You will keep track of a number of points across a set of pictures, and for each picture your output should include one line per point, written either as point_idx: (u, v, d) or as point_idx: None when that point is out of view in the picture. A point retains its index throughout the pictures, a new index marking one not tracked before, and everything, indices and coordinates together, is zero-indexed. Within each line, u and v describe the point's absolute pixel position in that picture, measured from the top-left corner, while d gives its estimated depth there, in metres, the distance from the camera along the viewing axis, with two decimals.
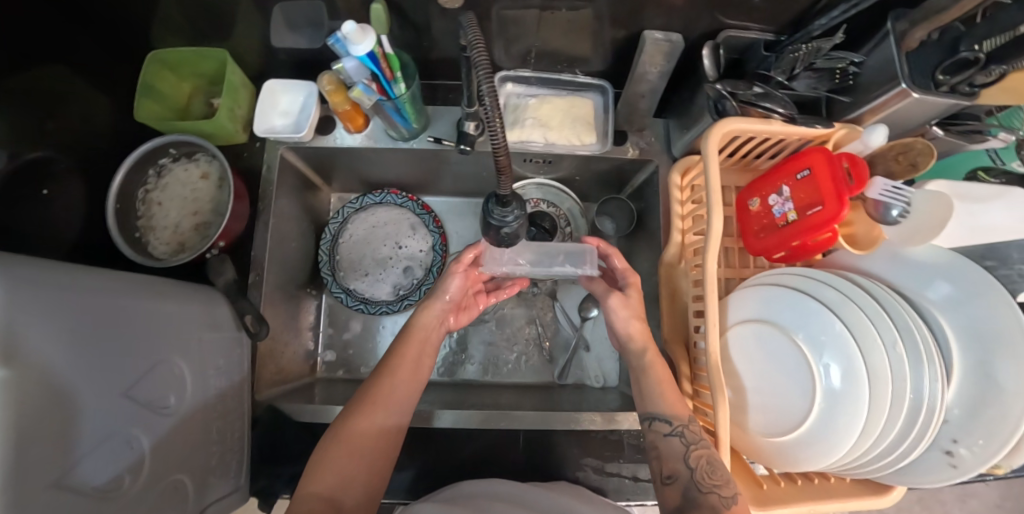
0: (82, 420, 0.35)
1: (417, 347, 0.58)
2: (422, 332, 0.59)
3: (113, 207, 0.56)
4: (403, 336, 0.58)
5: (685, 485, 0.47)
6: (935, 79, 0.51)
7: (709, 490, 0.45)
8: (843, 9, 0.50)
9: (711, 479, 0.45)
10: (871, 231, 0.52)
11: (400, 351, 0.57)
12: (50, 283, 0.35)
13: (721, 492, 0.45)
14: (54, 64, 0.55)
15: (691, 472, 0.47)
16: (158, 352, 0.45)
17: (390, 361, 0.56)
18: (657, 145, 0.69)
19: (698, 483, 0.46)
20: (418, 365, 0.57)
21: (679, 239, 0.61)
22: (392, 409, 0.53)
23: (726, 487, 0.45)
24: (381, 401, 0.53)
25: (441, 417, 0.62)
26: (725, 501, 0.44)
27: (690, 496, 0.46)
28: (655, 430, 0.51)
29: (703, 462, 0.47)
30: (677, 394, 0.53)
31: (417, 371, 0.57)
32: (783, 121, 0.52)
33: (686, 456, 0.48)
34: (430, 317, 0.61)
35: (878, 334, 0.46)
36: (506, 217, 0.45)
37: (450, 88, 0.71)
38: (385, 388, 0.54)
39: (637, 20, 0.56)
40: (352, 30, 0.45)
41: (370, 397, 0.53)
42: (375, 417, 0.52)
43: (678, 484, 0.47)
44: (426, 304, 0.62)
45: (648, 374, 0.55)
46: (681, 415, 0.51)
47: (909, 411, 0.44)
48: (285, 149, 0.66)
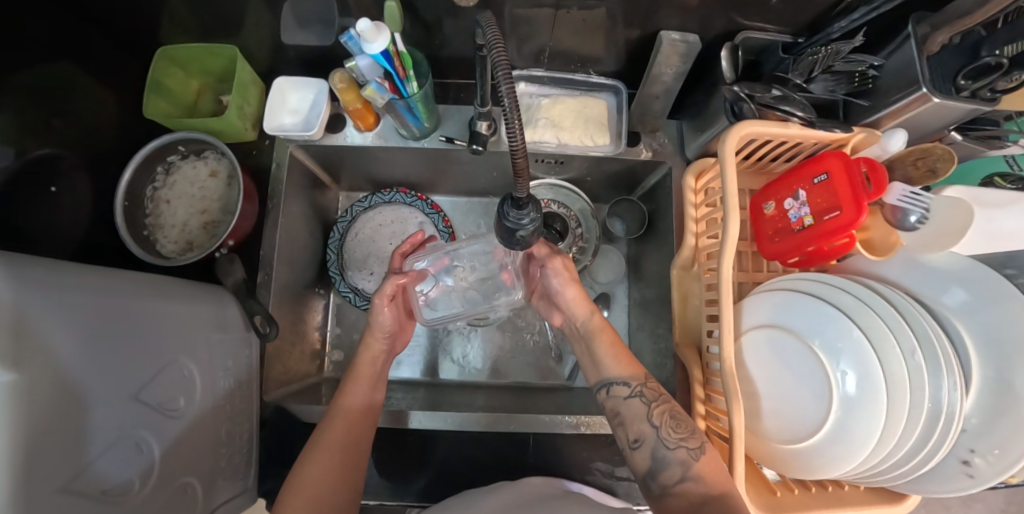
0: (91, 424, 0.34)
1: (366, 381, 0.57)
2: (366, 367, 0.58)
3: (121, 205, 0.56)
4: (348, 375, 0.56)
5: (653, 446, 0.48)
6: (956, 84, 0.50)
7: (676, 446, 0.47)
8: (863, 11, 0.48)
9: (676, 433, 0.48)
10: (888, 237, 0.52)
11: (350, 386, 0.55)
12: (57, 285, 0.34)
13: (688, 444, 0.47)
14: (61, 60, 0.54)
15: (656, 430, 0.48)
16: (166, 354, 0.44)
17: (338, 398, 0.54)
18: (670, 147, 0.68)
19: (665, 441, 0.48)
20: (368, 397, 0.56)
21: (692, 242, 0.60)
22: (349, 440, 0.51)
23: (691, 439, 0.47)
24: (336, 432, 0.51)
25: (415, 418, 0.59)
26: (693, 452, 0.46)
27: (659, 456, 0.48)
28: (615, 395, 0.52)
29: (666, 417, 0.49)
30: (629, 356, 0.55)
31: (370, 403, 0.55)
32: (800, 124, 0.52)
33: (649, 416, 0.49)
34: (373, 354, 0.59)
35: (896, 341, 0.46)
36: (521, 219, 0.44)
37: (460, 87, 0.70)
38: (339, 420, 0.52)
39: (652, 21, 0.55)
40: (366, 28, 0.44)
41: (325, 430, 0.51)
42: (330, 452, 0.50)
43: (644, 446, 0.49)
44: (366, 341, 0.59)
45: (598, 340, 0.56)
46: (636, 375, 0.52)
47: (927, 420, 0.44)
48: (295, 147, 0.65)
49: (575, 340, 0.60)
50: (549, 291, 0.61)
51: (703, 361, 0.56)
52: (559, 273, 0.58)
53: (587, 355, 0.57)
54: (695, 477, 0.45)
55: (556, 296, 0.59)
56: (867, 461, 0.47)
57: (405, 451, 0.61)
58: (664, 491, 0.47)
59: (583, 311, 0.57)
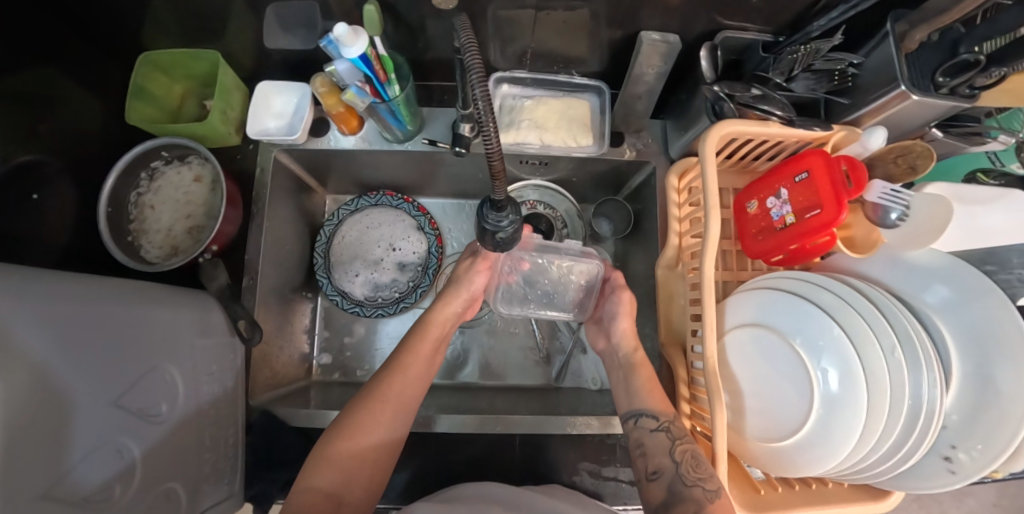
0: (72, 430, 0.34)
1: (431, 345, 0.58)
2: (435, 329, 0.60)
3: (104, 211, 0.56)
4: (416, 334, 0.58)
5: (670, 480, 0.47)
6: (935, 82, 0.50)
7: (693, 483, 0.46)
8: (842, 9, 0.49)
9: (695, 472, 0.46)
10: (870, 235, 0.52)
11: (417, 344, 0.57)
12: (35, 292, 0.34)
13: (707, 485, 0.45)
14: (42, 66, 0.54)
15: (676, 465, 0.48)
16: (148, 359, 0.44)
17: (399, 363, 0.55)
18: (654, 147, 0.68)
19: (683, 477, 0.47)
20: (428, 362, 0.57)
21: (676, 241, 0.61)
22: (401, 409, 0.52)
23: (709, 480, 0.45)
24: (391, 399, 0.52)
25: (441, 422, 0.61)
26: (709, 494, 0.44)
27: (676, 491, 0.46)
28: (641, 426, 0.53)
29: (687, 455, 0.48)
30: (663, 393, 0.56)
31: (426, 369, 0.57)
32: (780, 123, 0.52)
33: (671, 450, 0.49)
34: (446, 316, 0.62)
35: (876, 339, 0.46)
36: (500, 221, 0.44)
37: (445, 89, 0.70)
38: (396, 386, 0.53)
39: (633, 21, 0.55)
40: (344, 32, 0.44)
41: (379, 395, 0.52)
42: (383, 416, 0.51)
43: (662, 480, 0.48)
44: (447, 299, 0.62)
45: (637, 371, 0.58)
46: (667, 411, 0.53)
47: (908, 417, 0.44)
48: (279, 151, 0.65)
49: (612, 369, 0.61)
50: (601, 321, 0.65)
51: (687, 360, 0.56)
52: (621, 304, 0.62)
53: (621, 385, 0.59)
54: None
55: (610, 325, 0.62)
56: (849, 459, 0.47)
57: None
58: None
59: (630, 344, 0.61)
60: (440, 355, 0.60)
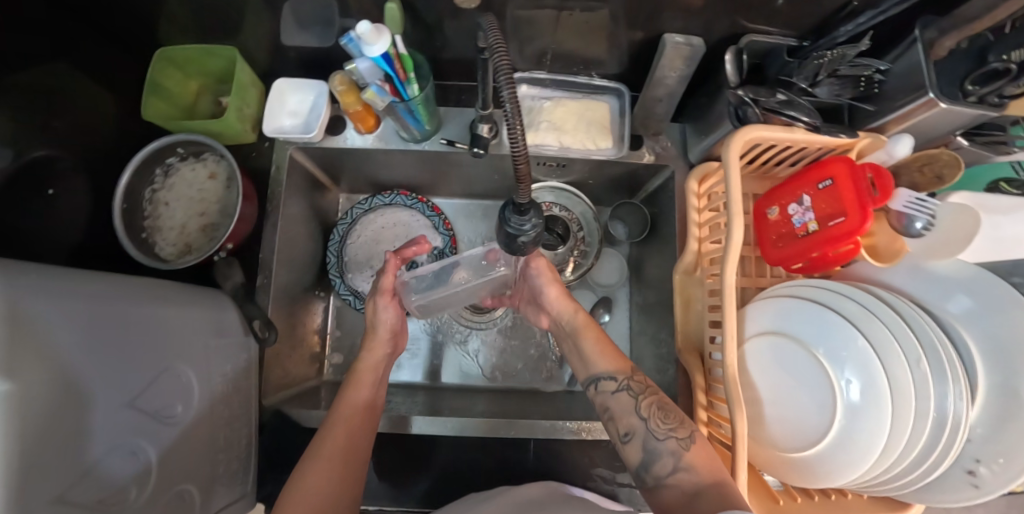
0: (87, 432, 0.34)
1: (370, 372, 0.57)
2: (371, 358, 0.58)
3: (119, 207, 0.55)
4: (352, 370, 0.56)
5: (643, 438, 0.47)
6: (963, 89, 0.49)
7: (665, 436, 0.46)
8: (870, 15, 0.49)
9: (665, 424, 0.47)
10: (892, 243, 0.51)
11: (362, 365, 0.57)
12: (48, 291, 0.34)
13: (677, 434, 0.46)
14: (58, 61, 0.54)
15: (645, 422, 0.48)
16: (163, 360, 0.44)
17: (343, 389, 0.54)
18: (673, 150, 0.68)
19: (654, 433, 0.47)
20: (374, 387, 0.56)
21: (695, 247, 0.60)
22: (360, 423, 0.51)
23: (680, 429, 0.46)
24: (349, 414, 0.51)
25: (417, 422, 0.59)
26: (683, 442, 0.45)
27: (650, 448, 0.46)
28: (604, 390, 0.52)
29: (654, 409, 0.48)
30: (614, 350, 0.55)
31: (373, 395, 0.55)
32: (806, 130, 0.51)
33: (637, 408, 0.49)
34: (376, 360, 0.58)
35: (901, 350, 0.45)
36: (523, 225, 0.43)
37: (462, 89, 0.69)
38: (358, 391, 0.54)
39: (655, 23, 0.54)
40: (366, 30, 0.44)
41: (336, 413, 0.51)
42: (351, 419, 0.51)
43: (635, 439, 0.48)
44: (370, 345, 0.59)
45: (584, 337, 0.57)
46: (623, 369, 0.52)
47: (933, 429, 0.44)
48: (294, 149, 0.64)
49: (562, 339, 0.61)
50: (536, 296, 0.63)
51: (705, 367, 0.55)
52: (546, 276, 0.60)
53: (574, 353, 0.58)
54: (687, 467, 0.44)
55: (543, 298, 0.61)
56: (870, 471, 0.47)
57: (405, 457, 0.60)
58: (658, 482, 0.45)
59: (568, 309, 0.59)
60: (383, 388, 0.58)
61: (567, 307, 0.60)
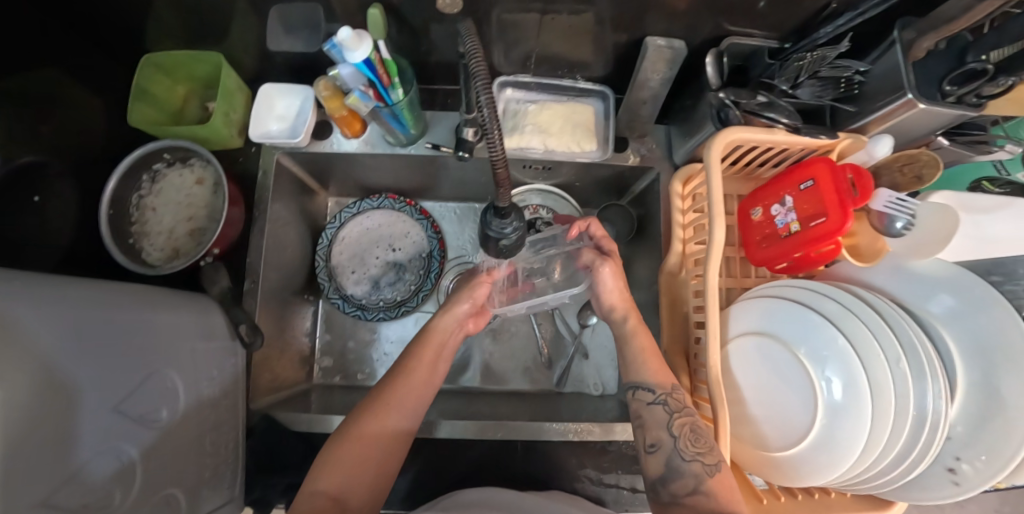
0: (71, 438, 0.34)
1: (425, 368, 0.55)
2: (433, 345, 0.57)
3: (105, 213, 0.55)
4: (420, 339, 0.57)
5: (668, 454, 0.46)
6: (942, 90, 0.49)
7: (692, 458, 0.45)
8: (848, 17, 0.48)
9: (694, 447, 0.45)
10: (874, 243, 0.51)
11: (416, 356, 0.55)
12: (27, 297, 0.34)
13: (704, 458, 0.44)
14: (43, 66, 0.54)
15: (674, 440, 0.47)
16: (149, 365, 0.44)
17: (393, 379, 0.53)
18: (658, 152, 0.68)
19: (680, 452, 0.46)
20: (422, 388, 0.54)
21: (679, 248, 0.60)
22: (395, 430, 0.50)
23: (708, 455, 0.44)
24: (386, 418, 0.50)
25: (443, 428, 0.59)
26: (708, 468, 0.44)
27: (674, 466, 0.46)
28: (641, 400, 0.51)
29: (686, 429, 0.47)
30: (662, 362, 0.53)
31: (424, 390, 0.54)
32: (786, 131, 0.51)
33: (669, 425, 0.48)
34: (449, 323, 0.59)
35: (882, 350, 0.46)
36: (504, 228, 0.44)
37: (448, 93, 0.70)
38: (399, 391, 0.52)
39: (638, 25, 0.55)
40: (347, 37, 0.44)
41: (376, 413, 0.50)
42: (389, 418, 0.50)
43: (660, 453, 0.47)
44: (449, 307, 0.59)
45: (631, 343, 0.55)
46: (664, 383, 0.51)
47: (913, 428, 0.44)
48: (281, 154, 0.65)
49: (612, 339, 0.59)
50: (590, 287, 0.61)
51: (692, 368, 0.56)
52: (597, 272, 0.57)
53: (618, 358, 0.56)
54: (707, 491, 0.43)
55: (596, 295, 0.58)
56: (853, 469, 0.47)
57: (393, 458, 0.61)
58: (674, 499, 0.45)
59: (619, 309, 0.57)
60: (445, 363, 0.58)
61: (622, 305, 0.57)
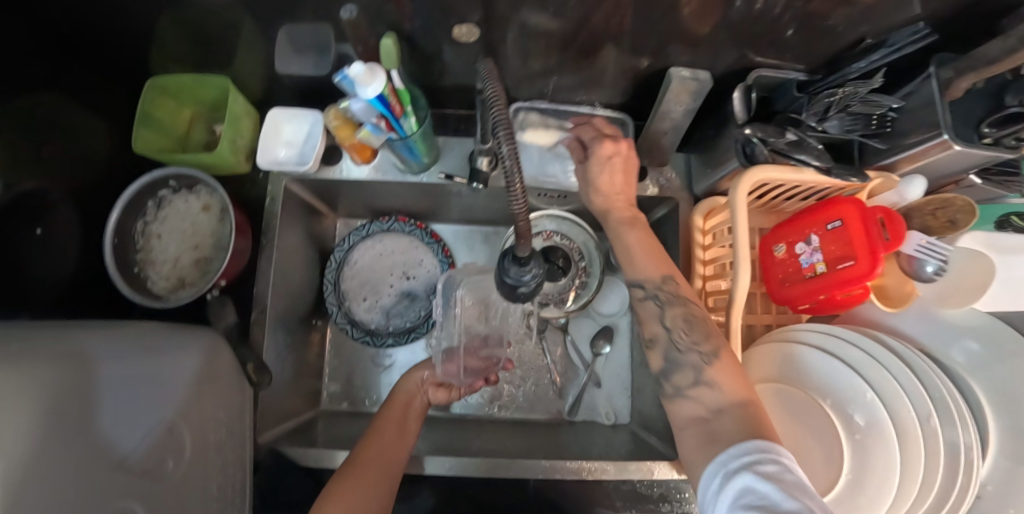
0: (76, 499, 0.33)
1: (394, 424, 0.55)
2: (399, 405, 0.58)
3: (110, 244, 0.54)
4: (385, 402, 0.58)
5: (665, 347, 0.47)
6: (979, 131, 0.47)
7: (688, 349, 0.45)
8: (882, 53, 0.47)
9: (689, 336, 0.45)
10: (902, 285, 0.49)
11: (385, 415, 0.56)
12: (13, 356, 0.32)
13: (701, 348, 0.44)
14: (46, 92, 0.53)
15: (668, 332, 0.47)
16: (154, 411, 0.42)
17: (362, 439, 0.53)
18: (677, 182, 0.66)
19: (677, 344, 0.46)
20: (400, 440, 0.54)
21: (700, 285, 0.58)
22: (376, 480, 0.49)
23: (705, 343, 0.45)
24: (364, 476, 0.48)
25: (427, 463, 0.58)
26: (706, 357, 0.44)
27: (673, 359, 0.46)
28: (636, 297, 0.51)
29: (680, 320, 0.47)
30: (659, 251, 0.52)
31: (400, 444, 0.53)
32: (816, 171, 0.49)
33: (663, 317, 0.48)
34: (414, 382, 0.61)
35: (912, 405, 0.44)
36: (523, 275, 0.42)
37: (461, 118, 0.68)
38: (373, 446, 0.52)
39: (660, 53, 0.52)
40: (360, 72, 0.42)
41: (354, 470, 0.49)
42: (368, 477, 0.48)
43: (658, 346, 0.47)
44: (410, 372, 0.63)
45: (620, 240, 0.54)
46: (655, 276, 0.50)
47: (945, 484, 0.43)
48: (289, 180, 0.63)
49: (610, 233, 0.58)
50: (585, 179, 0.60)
51: None
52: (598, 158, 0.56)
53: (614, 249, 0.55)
54: (709, 382, 0.43)
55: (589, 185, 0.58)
56: None
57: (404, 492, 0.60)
58: (678, 392, 0.45)
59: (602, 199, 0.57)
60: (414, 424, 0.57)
61: (613, 206, 0.56)
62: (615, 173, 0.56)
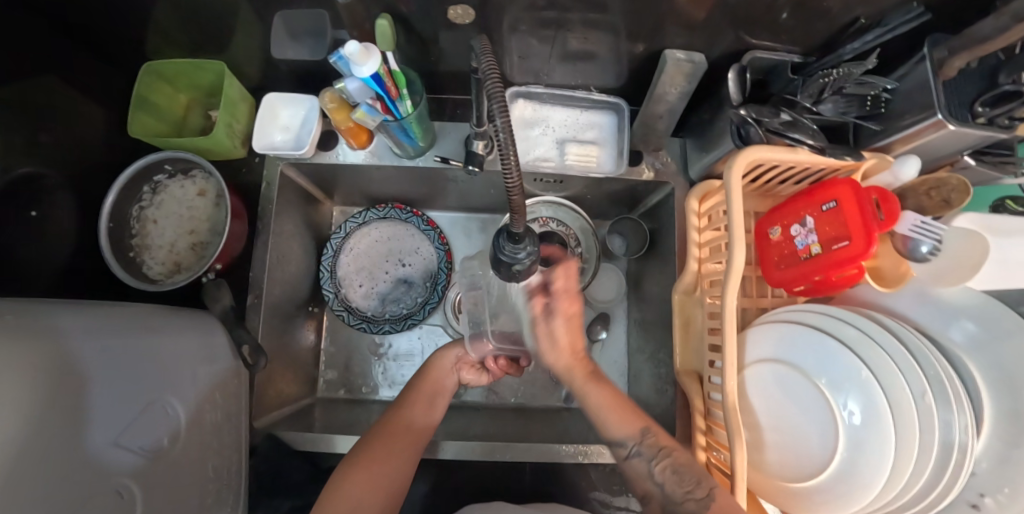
0: (68, 476, 0.33)
1: (422, 400, 0.57)
2: (433, 378, 0.59)
3: (105, 228, 0.54)
4: (421, 373, 0.59)
5: (661, 503, 0.44)
6: (972, 111, 0.47)
7: (683, 499, 0.42)
8: (876, 33, 0.47)
9: (681, 487, 0.43)
10: (897, 267, 0.49)
11: (417, 387, 0.58)
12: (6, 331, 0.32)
13: (695, 496, 0.42)
14: (40, 76, 0.52)
15: (661, 488, 0.44)
16: (150, 391, 0.43)
17: (395, 408, 0.55)
18: (673, 167, 0.66)
19: (671, 498, 0.43)
20: (422, 425, 0.54)
21: (695, 267, 0.59)
22: (405, 451, 0.50)
23: (697, 489, 0.42)
24: (393, 447, 0.50)
25: (448, 448, 0.58)
26: (700, 503, 0.41)
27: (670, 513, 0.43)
28: (621, 456, 0.47)
29: (669, 472, 0.44)
30: (625, 403, 0.48)
31: (427, 419, 0.55)
32: (811, 151, 0.49)
33: (652, 474, 0.45)
34: (449, 360, 0.61)
35: (906, 383, 0.44)
36: (517, 253, 0.42)
37: (457, 103, 0.68)
38: (404, 419, 0.53)
39: (655, 37, 0.52)
40: (355, 51, 0.42)
41: (381, 437, 0.50)
42: (398, 449, 0.50)
43: (655, 505, 0.44)
44: (449, 345, 0.63)
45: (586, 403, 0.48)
46: (634, 431, 0.46)
47: (937, 461, 0.43)
48: (285, 165, 0.63)
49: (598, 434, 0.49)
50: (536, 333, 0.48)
51: (704, 392, 0.54)
52: (558, 315, 0.46)
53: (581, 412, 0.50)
54: None
55: (547, 344, 0.47)
56: (874, 502, 0.46)
57: None
58: None
59: (564, 359, 0.48)
60: (444, 400, 0.59)
61: (573, 365, 0.48)
62: (571, 331, 0.47)
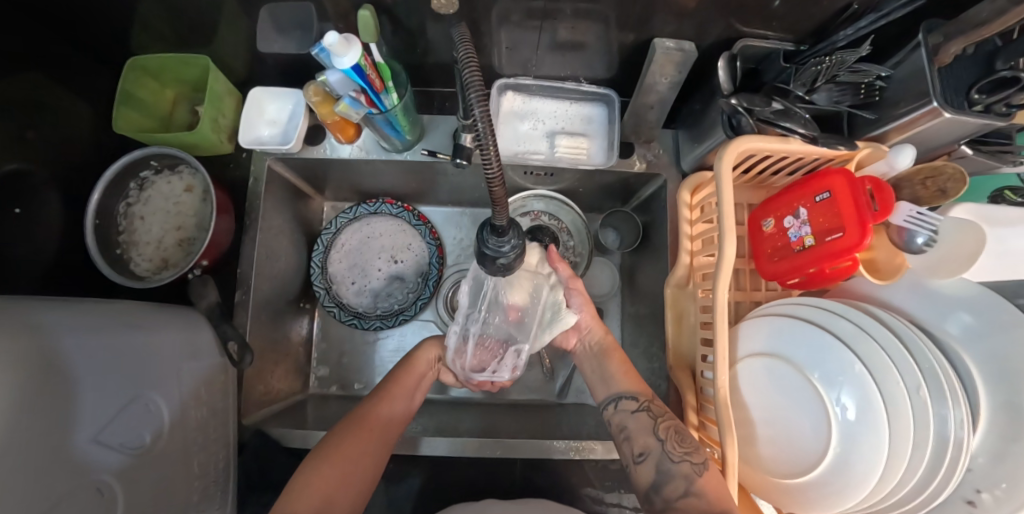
0: (48, 472, 0.33)
1: (402, 392, 0.56)
2: (415, 371, 0.59)
3: (91, 224, 0.54)
4: (407, 360, 0.58)
5: (657, 458, 0.47)
6: (969, 98, 0.46)
7: (681, 459, 0.46)
8: (870, 19, 0.46)
9: (681, 447, 0.46)
10: (893, 259, 0.47)
11: (398, 380, 0.57)
12: None
13: (693, 458, 0.45)
14: (25, 72, 0.52)
15: (661, 443, 0.48)
16: (134, 388, 0.42)
17: (378, 398, 0.54)
18: (665, 158, 0.66)
19: (669, 454, 0.47)
20: (394, 423, 0.53)
21: (687, 260, 0.58)
22: (375, 447, 0.50)
23: (695, 454, 0.46)
24: (360, 445, 0.49)
25: (426, 444, 0.58)
26: (697, 467, 0.44)
27: (664, 469, 0.46)
28: (621, 410, 0.52)
29: (671, 432, 0.48)
30: (637, 376, 0.56)
31: (403, 414, 0.55)
32: (803, 141, 0.48)
33: (655, 430, 0.49)
34: (432, 355, 0.60)
35: (901, 377, 0.43)
36: (501, 246, 0.41)
37: (446, 96, 0.68)
38: (381, 414, 0.53)
39: (646, 26, 0.51)
40: (335, 42, 0.41)
41: (348, 438, 0.49)
42: (365, 447, 0.50)
43: (649, 460, 0.48)
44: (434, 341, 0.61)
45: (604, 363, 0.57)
46: (645, 393, 0.53)
47: (933, 457, 0.42)
48: (272, 160, 0.62)
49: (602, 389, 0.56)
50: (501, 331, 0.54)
51: (696, 386, 0.53)
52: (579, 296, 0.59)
53: (595, 373, 0.58)
54: (697, 493, 0.43)
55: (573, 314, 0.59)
56: (869, 499, 0.45)
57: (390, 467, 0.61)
58: (667, 505, 0.45)
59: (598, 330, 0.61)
60: (422, 394, 0.59)
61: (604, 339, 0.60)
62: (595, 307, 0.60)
